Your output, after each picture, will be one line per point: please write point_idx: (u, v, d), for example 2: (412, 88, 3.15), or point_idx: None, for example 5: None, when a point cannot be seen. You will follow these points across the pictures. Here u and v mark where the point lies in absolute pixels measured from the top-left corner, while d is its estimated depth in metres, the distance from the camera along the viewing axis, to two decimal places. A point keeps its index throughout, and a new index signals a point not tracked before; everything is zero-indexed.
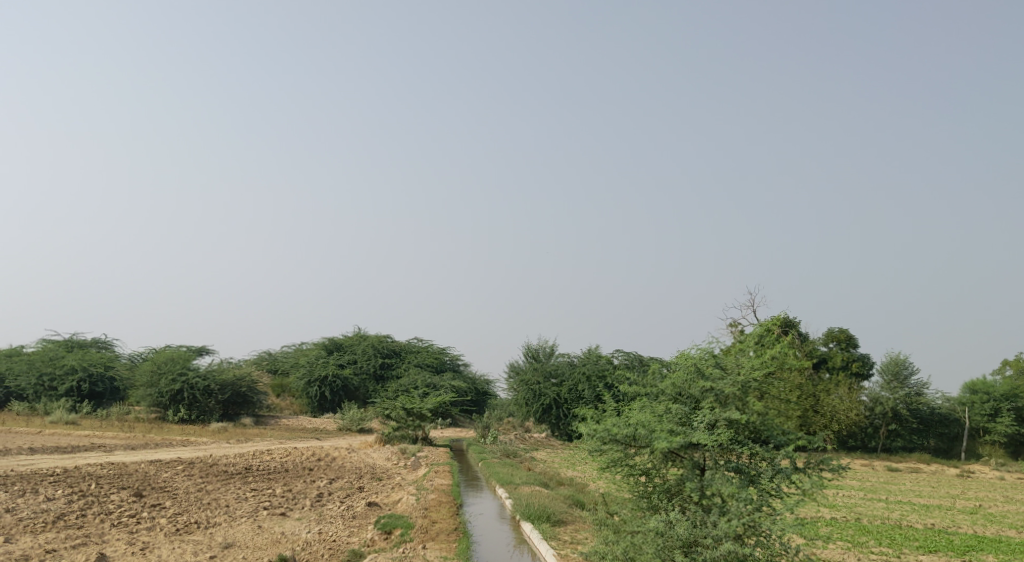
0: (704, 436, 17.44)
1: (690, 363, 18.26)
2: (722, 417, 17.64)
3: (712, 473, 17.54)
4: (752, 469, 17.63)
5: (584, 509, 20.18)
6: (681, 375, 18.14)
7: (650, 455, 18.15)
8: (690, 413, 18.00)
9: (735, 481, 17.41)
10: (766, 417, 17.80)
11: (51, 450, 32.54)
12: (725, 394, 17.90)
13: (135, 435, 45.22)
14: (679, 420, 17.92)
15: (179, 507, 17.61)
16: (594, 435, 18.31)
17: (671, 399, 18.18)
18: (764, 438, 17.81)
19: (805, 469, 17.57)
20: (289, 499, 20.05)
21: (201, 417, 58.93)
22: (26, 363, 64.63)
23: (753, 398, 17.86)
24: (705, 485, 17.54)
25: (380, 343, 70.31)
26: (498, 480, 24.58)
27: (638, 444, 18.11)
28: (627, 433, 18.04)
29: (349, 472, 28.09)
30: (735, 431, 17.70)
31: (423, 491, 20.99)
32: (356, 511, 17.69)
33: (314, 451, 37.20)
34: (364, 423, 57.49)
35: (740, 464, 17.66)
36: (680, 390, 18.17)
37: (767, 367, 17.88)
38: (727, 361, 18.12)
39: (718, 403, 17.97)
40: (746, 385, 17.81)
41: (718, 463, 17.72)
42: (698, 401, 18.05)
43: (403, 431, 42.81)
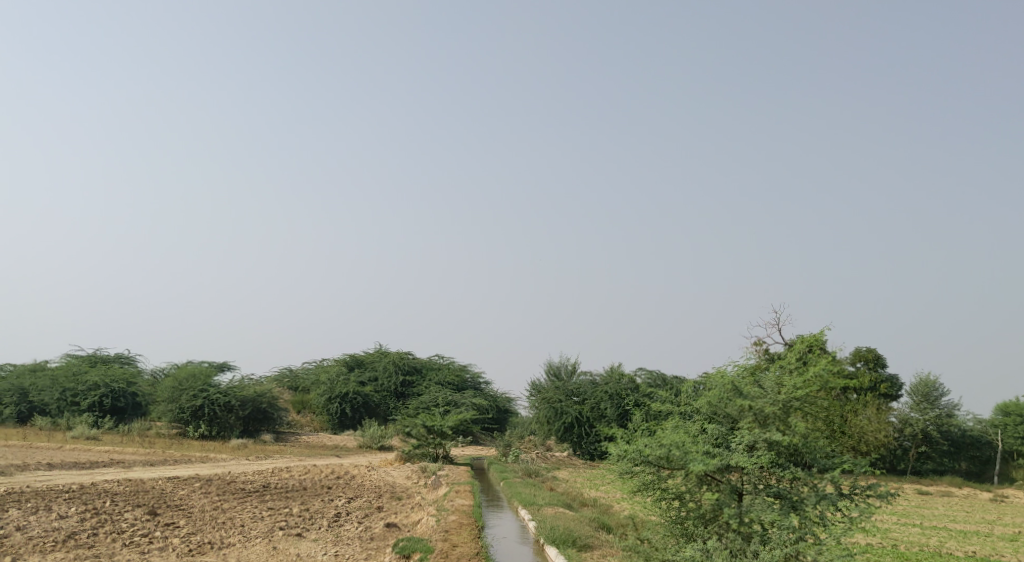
0: (742, 458, 16.80)
1: (727, 382, 17.78)
2: (762, 439, 16.99)
3: (751, 498, 16.90)
4: (793, 494, 16.89)
5: (611, 534, 19.95)
6: (717, 394, 17.72)
7: (684, 478, 17.62)
8: (726, 434, 17.58)
9: (776, 507, 16.72)
10: (810, 439, 17.10)
11: (70, 466, 32.32)
12: (765, 415, 17.28)
13: (154, 452, 44.95)
14: (715, 441, 17.50)
15: (193, 526, 17.18)
16: (625, 456, 17.83)
17: (705, 420, 17.81)
18: (808, 461, 17.12)
19: (851, 495, 16.83)
20: (306, 519, 19.59)
21: (221, 433, 58.68)
22: (49, 378, 64.78)
23: (795, 419, 17.18)
24: (744, 511, 16.88)
25: (401, 360, 69.94)
26: (521, 501, 24.00)
27: (671, 466, 17.60)
28: (660, 455, 17.55)
29: (369, 491, 27.60)
30: (775, 454, 17.04)
31: (444, 512, 20.45)
32: (374, 532, 17.18)
33: (334, 469, 36.76)
34: (384, 441, 57.01)
35: (781, 489, 16.97)
36: (716, 409, 17.73)
37: (812, 385, 17.18)
38: (766, 380, 17.59)
39: (757, 423, 17.37)
40: (787, 405, 17.15)
41: (758, 488, 17.09)
42: (734, 421, 17.57)
43: (424, 450, 42.25)
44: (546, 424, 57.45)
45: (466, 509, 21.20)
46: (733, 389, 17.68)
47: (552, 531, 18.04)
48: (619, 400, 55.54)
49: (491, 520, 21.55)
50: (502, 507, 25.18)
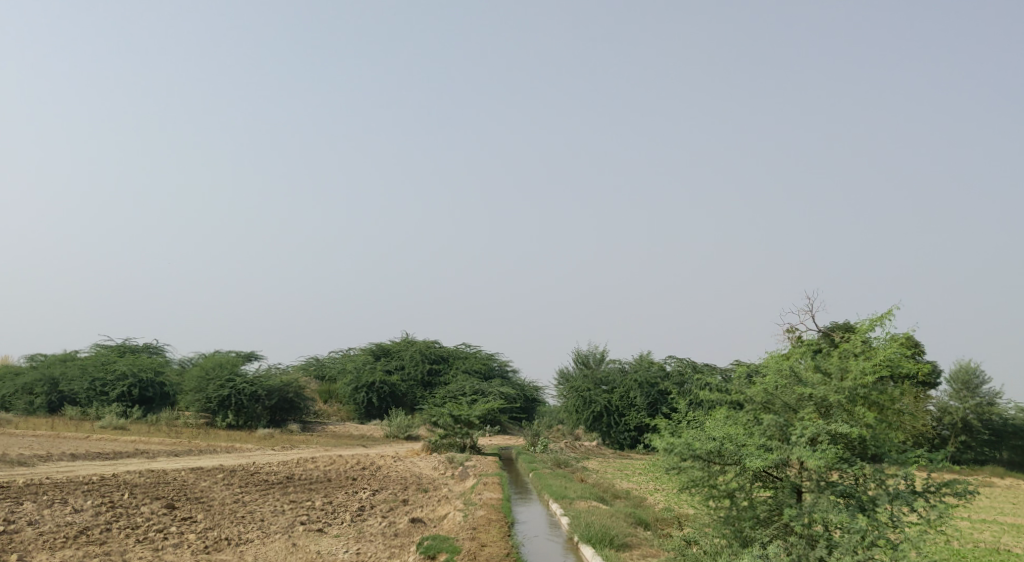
0: (804, 452, 15.71)
1: (784, 369, 16.91)
2: (826, 431, 15.87)
3: (815, 497, 15.75)
4: (861, 493, 15.74)
5: (649, 531, 18.83)
6: (773, 380, 16.86)
7: (738, 475, 16.63)
8: (786, 426, 16.38)
9: (842, 507, 15.57)
10: (878, 430, 15.99)
11: (93, 455, 31.89)
12: (827, 404, 16.31)
13: (180, 441, 44.63)
14: (773, 434, 16.41)
15: (211, 521, 16.49)
16: (673, 451, 16.88)
17: (761, 409, 16.85)
18: (877, 456, 16.02)
19: (926, 494, 15.55)
20: (329, 513, 18.87)
21: (249, 422, 58.30)
22: (78, 368, 64.83)
23: (861, 408, 16.15)
24: (807, 512, 15.74)
25: (428, 349, 69.37)
26: (553, 493, 23.16)
27: (724, 462, 16.65)
28: (711, 449, 16.62)
29: (395, 483, 26.90)
30: (841, 448, 15.88)
31: (472, 506, 19.65)
32: (398, 528, 16.41)
33: (360, 460, 36.06)
34: (411, 430, 56.43)
35: (847, 488, 15.78)
36: (771, 398, 16.81)
37: (879, 370, 16.16)
38: (829, 365, 16.63)
39: (819, 413, 16.40)
40: (852, 393, 16.15)
41: (823, 488, 15.89)
42: (793, 411, 16.55)
43: (450, 439, 41.50)
44: (574, 414, 56.62)
45: (496, 504, 20.36)
46: (791, 376, 16.79)
47: (588, 528, 17.12)
48: (648, 389, 54.56)
49: (522, 515, 20.69)
50: (535, 500, 24.31)
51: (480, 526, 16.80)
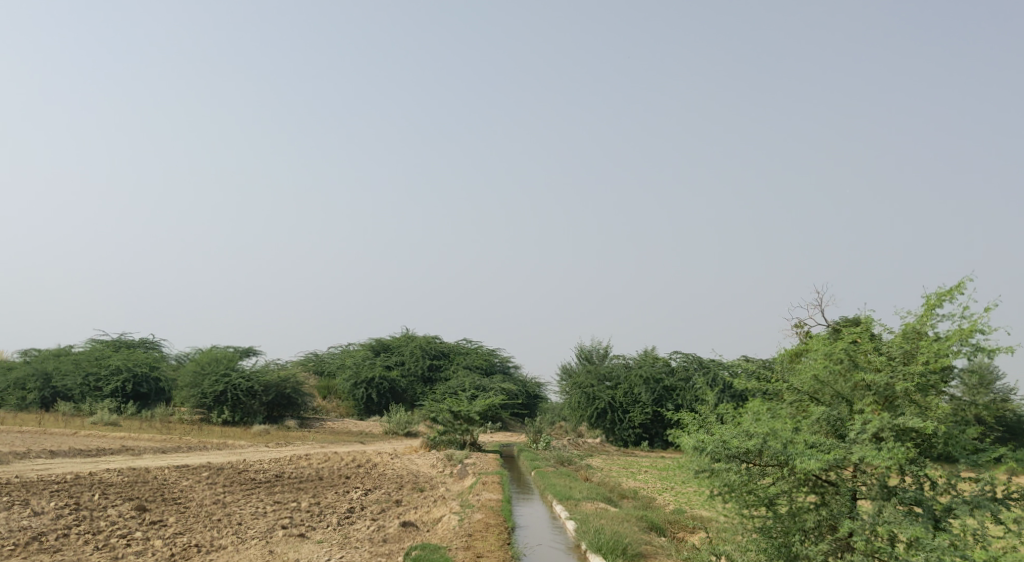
0: (866, 451, 14.27)
1: (836, 352, 15.67)
2: (892, 426, 14.42)
3: (883, 508, 14.28)
4: (933, 504, 14.25)
5: (665, 538, 17.25)
6: (824, 365, 15.56)
7: (783, 478, 15.05)
8: (844, 422, 15.23)
9: (912, 518, 14.08)
10: (953, 427, 14.58)
11: (75, 452, 30.47)
12: (891, 393, 15.03)
13: (170, 438, 43.27)
14: (829, 431, 15.28)
15: (182, 525, 15.08)
16: (706, 450, 15.26)
17: (810, 399, 15.79)
18: (953, 458, 14.62)
19: (1009, 501, 14.10)
20: (315, 516, 17.43)
21: (245, 419, 56.98)
22: (72, 363, 63.39)
23: (931, 398, 14.80)
24: (876, 524, 14.22)
25: (428, 344, 67.93)
26: (557, 493, 21.75)
27: (763, 464, 15.06)
28: (752, 449, 15.00)
29: (390, 481, 25.56)
30: (908, 447, 14.46)
31: (469, 508, 18.20)
32: (387, 533, 15.00)
33: (355, 457, 34.68)
34: (411, 426, 55.05)
35: (919, 496, 14.29)
36: (822, 386, 15.65)
37: (951, 353, 14.70)
38: (888, 347, 15.40)
39: (881, 405, 15.11)
40: (921, 380, 14.78)
41: (887, 496, 14.47)
42: (851, 402, 15.35)
43: (450, 436, 40.12)
44: (577, 411, 55.16)
45: (496, 506, 18.87)
46: (846, 361, 15.57)
47: (598, 535, 15.58)
48: (654, 385, 53.18)
49: (523, 518, 19.20)
50: (537, 500, 22.94)
51: (481, 532, 15.34)
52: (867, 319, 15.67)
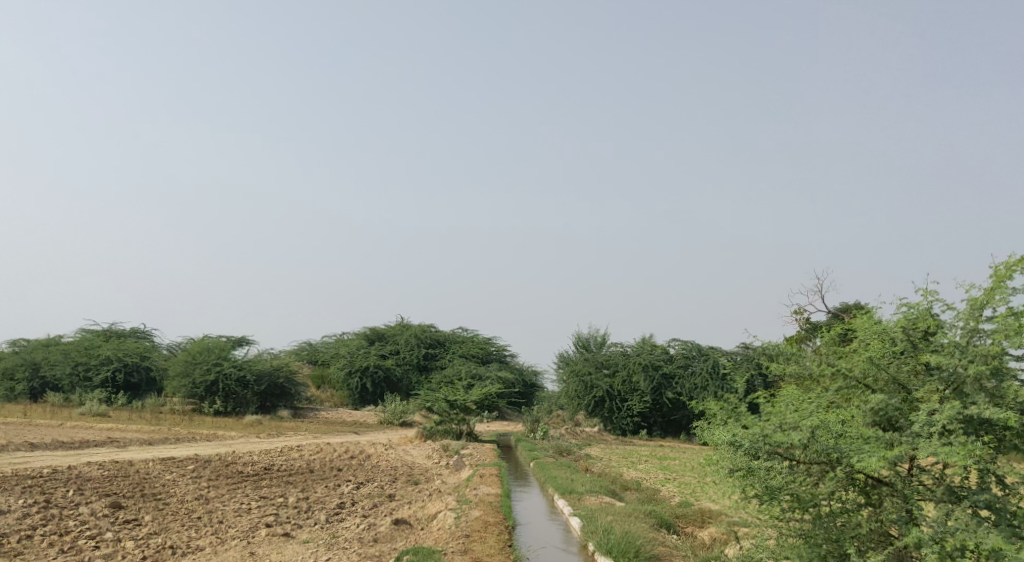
0: (932, 447, 13.14)
1: (892, 332, 14.73)
2: (964, 416, 13.20)
3: (953, 515, 12.95)
4: (1009, 509, 12.96)
5: (673, 534, 16.27)
6: (878, 345, 14.64)
7: (832, 479, 13.99)
8: (903, 413, 14.10)
9: (987, 525, 12.73)
10: None
11: (56, 445, 29.37)
12: (958, 379, 13.76)
13: (159, 429, 42.17)
14: (886, 424, 14.23)
15: (159, 524, 14.06)
16: (743, 446, 14.24)
17: (862, 387, 14.86)
18: None
19: None
20: (301, 513, 16.40)
21: (237, 409, 55.93)
22: (61, 352, 62.21)
23: (1005, 383, 13.49)
24: (947, 534, 12.85)
25: (423, 332, 66.86)
26: (559, 486, 20.73)
27: (808, 462, 14.06)
28: (798, 444, 13.97)
29: (382, 474, 24.59)
30: (979, 441, 13.28)
31: (467, 504, 17.17)
32: (379, 532, 13.99)
33: (348, 448, 33.68)
34: (406, 416, 54.04)
35: (992, 500, 13.06)
36: (877, 372, 14.70)
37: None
38: (951, 325, 14.38)
39: (948, 393, 13.85)
40: (994, 363, 13.53)
41: (955, 500, 13.28)
42: (911, 392, 14.36)
43: (446, 426, 39.12)
44: (575, 399, 54.16)
45: (495, 503, 17.79)
46: (904, 342, 14.63)
47: (609, 535, 14.55)
48: (653, 372, 52.19)
49: (524, 515, 18.10)
50: (537, 493, 21.97)
51: (483, 533, 14.28)
52: (925, 296, 14.69)
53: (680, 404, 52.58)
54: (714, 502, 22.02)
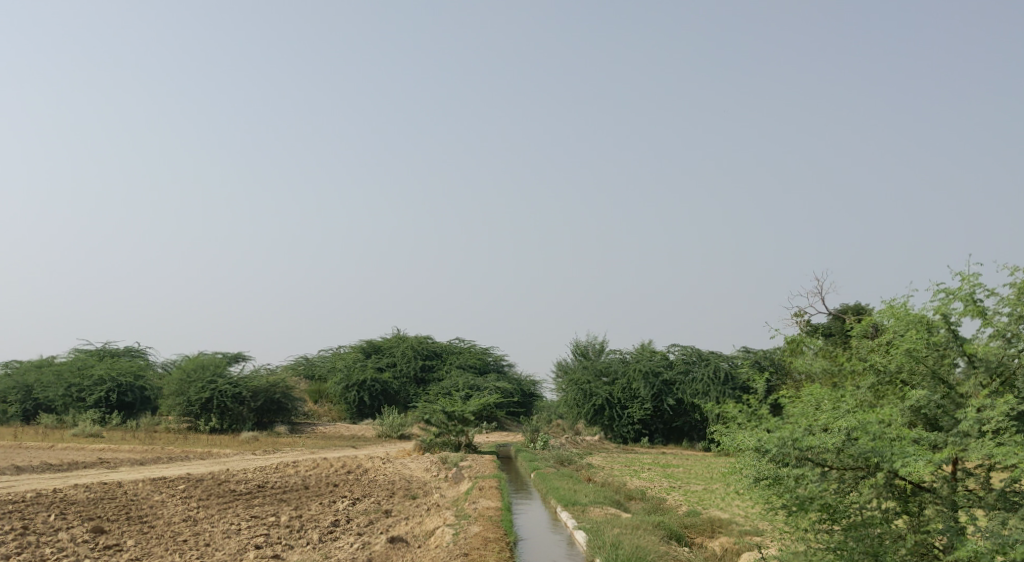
0: (984, 447, 12.34)
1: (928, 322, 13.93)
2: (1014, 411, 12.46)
3: (1005, 523, 12.07)
4: None
5: (683, 544, 15.70)
6: (915, 335, 13.69)
7: (869, 487, 13.21)
8: (947, 411, 13.37)
9: None
10: None
11: (44, 467, 28.62)
12: (1006, 369, 13.11)
13: (153, 448, 41.37)
14: (928, 423, 13.52)
15: (141, 549, 13.43)
16: (771, 452, 13.42)
17: (900, 385, 14.13)
18: None
19: None
20: (293, 532, 15.75)
21: (233, 426, 55.12)
22: (53, 373, 61.34)
23: None
24: (1000, 545, 11.85)
25: (420, 344, 66.11)
26: (562, 497, 20.03)
27: (842, 469, 13.27)
28: (832, 448, 13.22)
29: (379, 488, 23.95)
30: None
31: (467, 519, 16.54)
32: (374, 550, 13.40)
33: (345, 463, 32.99)
34: (405, 429, 53.32)
35: None
36: (914, 367, 13.87)
37: None
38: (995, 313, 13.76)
39: (996, 386, 13.19)
40: None
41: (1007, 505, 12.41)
42: (956, 387, 13.56)
43: (445, 438, 38.42)
44: (574, 408, 53.37)
45: (496, 517, 17.09)
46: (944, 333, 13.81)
47: (617, 548, 13.85)
48: (653, 379, 51.59)
49: (525, 530, 17.38)
50: (539, 506, 21.27)
51: (484, 551, 13.58)
52: (964, 284, 13.92)
53: (682, 410, 52.01)
54: (722, 510, 21.34)
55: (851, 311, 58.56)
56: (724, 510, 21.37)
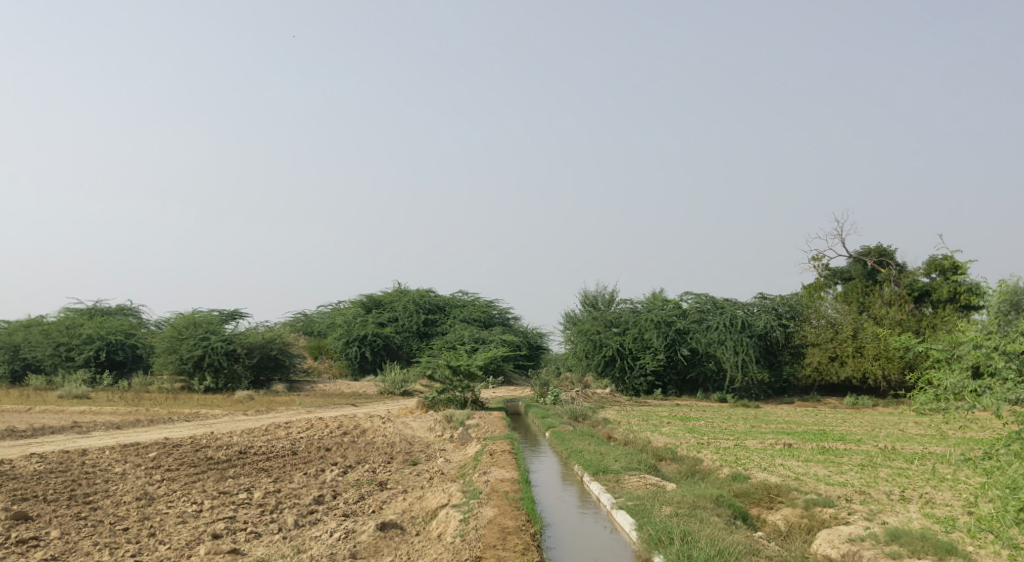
0: None
1: None
2: None
3: None
4: None
5: (754, 527, 12.92)
6: None
7: None
8: None
9: None
10: None
11: (5, 434, 25.68)
12: None
13: (138, 410, 38.60)
14: None
15: (63, 545, 10.59)
16: None
17: None
18: None
19: None
20: (263, 515, 12.87)
21: (228, 385, 52.44)
22: (41, 332, 58.40)
23: None
24: None
25: (422, 297, 63.26)
26: (588, 464, 17.10)
27: None
28: None
29: (376, 453, 21.10)
30: None
31: (482, 498, 13.63)
32: (356, 546, 10.59)
33: (342, 422, 30.12)
34: (407, 385, 50.70)
35: None
36: None
37: None
38: None
39: None
40: None
41: None
42: None
43: (449, 395, 35.67)
44: (583, 359, 50.16)
45: (515, 494, 14.16)
46: None
47: (690, 548, 11.11)
48: (665, 329, 48.77)
49: (548, 510, 14.55)
50: (557, 473, 18.42)
51: (504, 550, 10.69)
52: None
53: (696, 360, 49.37)
54: (769, 473, 18.46)
55: (871, 254, 55.71)
56: (771, 474, 18.47)
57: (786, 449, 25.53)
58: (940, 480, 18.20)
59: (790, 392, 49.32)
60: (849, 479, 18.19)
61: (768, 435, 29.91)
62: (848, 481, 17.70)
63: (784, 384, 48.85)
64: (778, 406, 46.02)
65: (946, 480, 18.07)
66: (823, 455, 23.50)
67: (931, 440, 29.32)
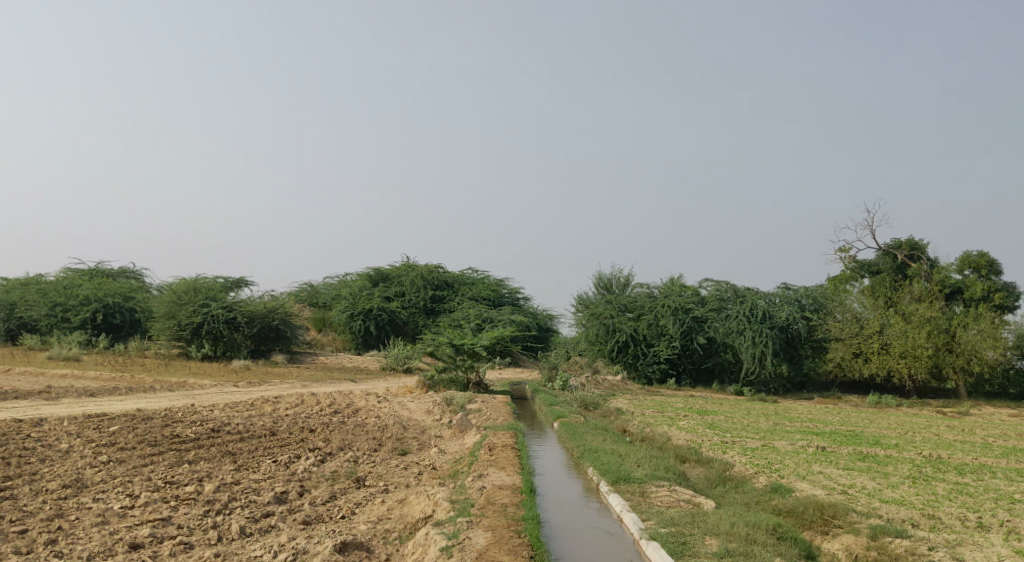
0: None
1: None
2: None
3: None
4: None
5: None
6: None
7: None
8: None
9: None
10: None
11: None
12: None
13: (125, 376, 36.34)
14: None
15: None
16: None
17: None
18: None
19: None
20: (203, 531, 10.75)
21: (227, 353, 50.27)
22: (38, 291, 56.28)
23: None
24: None
25: (431, 273, 60.80)
26: (606, 469, 14.72)
27: None
28: None
29: (363, 439, 18.73)
30: None
31: (478, 518, 11.31)
32: None
33: (334, 400, 27.79)
34: (410, 362, 48.35)
35: None
36: None
37: None
38: None
39: None
40: None
41: None
42: None
43: (451, 375, 33.32)
44: (595, 344, 47.65)
45: (518, 513, 11.89)
46: None
47: None
48: (682, 316, 46.25)
49: (557, 533, 12.28)
50: (567, 472, 16.09)
51: None
52: None
53: (713, 350, 46.91)
54: (811, 484, 15.99)
55: (902, 248, 52.98)
56: (813, 485, 15.97)
57: (819, 453, 23.03)
58: (1008, 501, 15.67)
59: (810, 388, 46.81)
60: (903, 495, 15.72)
61: (795, 435, 27.36)
62: (905, 498, 15.26)
63: (803, 379, 46.39)
64: (797, 402, 43.53)
65: (1016, 502, 15.54)
66: (863, 462, 20.99)
67: (972, 448, 26.75)
